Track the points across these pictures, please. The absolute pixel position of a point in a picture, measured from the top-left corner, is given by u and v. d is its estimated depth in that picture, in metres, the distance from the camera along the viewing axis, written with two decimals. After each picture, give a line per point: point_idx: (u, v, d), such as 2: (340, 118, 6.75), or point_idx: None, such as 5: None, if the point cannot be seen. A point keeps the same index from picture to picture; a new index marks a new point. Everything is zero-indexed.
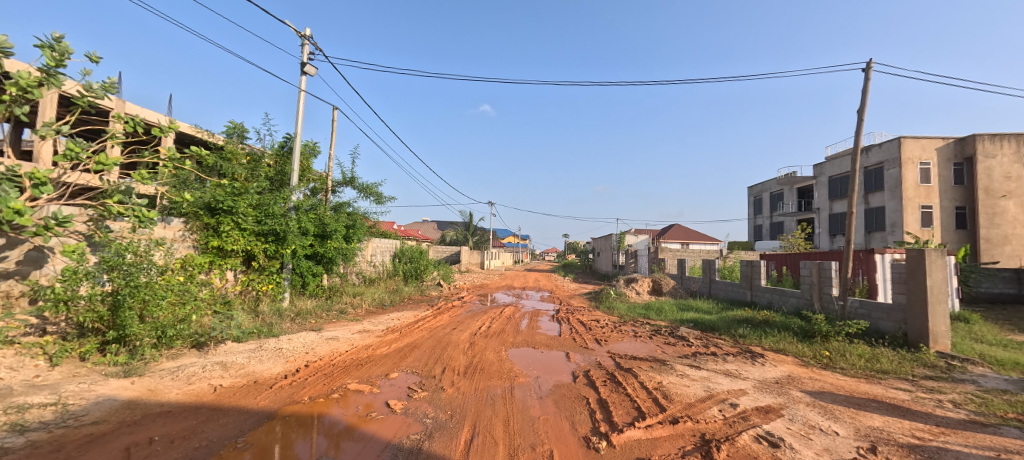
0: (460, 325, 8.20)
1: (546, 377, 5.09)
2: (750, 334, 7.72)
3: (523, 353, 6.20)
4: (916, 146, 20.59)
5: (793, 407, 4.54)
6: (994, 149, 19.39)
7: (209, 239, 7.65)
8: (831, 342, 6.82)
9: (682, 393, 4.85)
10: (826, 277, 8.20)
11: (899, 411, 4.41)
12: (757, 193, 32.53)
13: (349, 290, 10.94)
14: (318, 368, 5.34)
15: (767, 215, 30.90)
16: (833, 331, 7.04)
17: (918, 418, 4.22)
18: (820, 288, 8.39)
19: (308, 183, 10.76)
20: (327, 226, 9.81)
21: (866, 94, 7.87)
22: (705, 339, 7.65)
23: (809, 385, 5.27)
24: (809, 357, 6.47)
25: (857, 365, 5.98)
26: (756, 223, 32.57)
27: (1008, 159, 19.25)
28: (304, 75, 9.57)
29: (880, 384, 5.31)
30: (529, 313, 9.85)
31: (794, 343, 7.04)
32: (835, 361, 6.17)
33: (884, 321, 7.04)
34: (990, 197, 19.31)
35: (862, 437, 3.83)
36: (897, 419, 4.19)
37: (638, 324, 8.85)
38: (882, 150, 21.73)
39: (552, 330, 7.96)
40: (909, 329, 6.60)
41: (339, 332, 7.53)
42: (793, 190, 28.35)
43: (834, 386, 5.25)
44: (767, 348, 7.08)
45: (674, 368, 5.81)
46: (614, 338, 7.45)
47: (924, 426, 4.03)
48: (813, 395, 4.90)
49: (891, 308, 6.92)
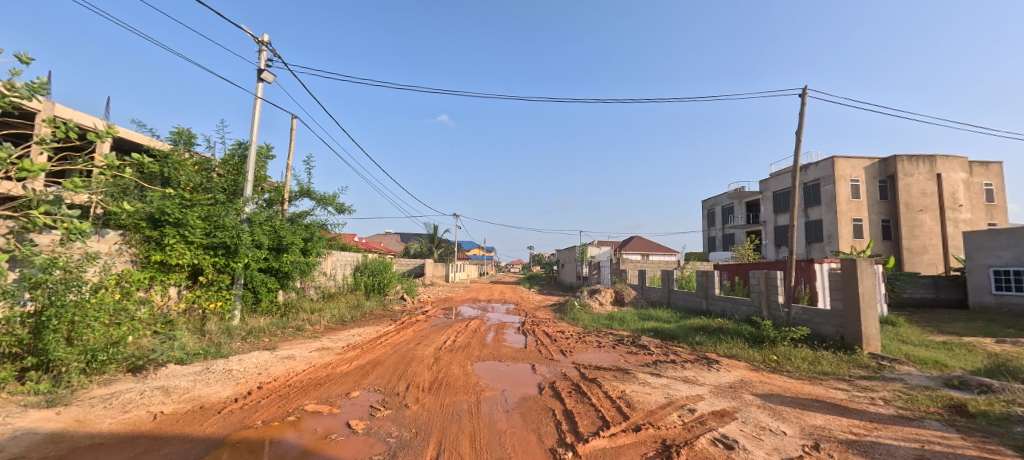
0: (425, 340, 8.03)
1: (512, 390, 5.10)
2: (706, 341, 8.09)
3: (488, 366, 6.17)
4: (847, 165, 22.53)
5: (745, 410, 4.79)
6: (912, 169, 21.57)
7: (151, 253, 7.14)
8: (779, 347, 7.26)
9: (644, 401, 4.99)
10: (772, 285, 8.75)
11: (839, 409, 4.76)
12: (710, 206, 34.21)
13: (307, 306, 10.45)
14: (272, 390, 5.06)
15: (720, 227, 32.51)
16: (779, 336, 7.49)
17: (854, 415, 4.58)
18: (767, 295, 8.94)
19: (262, 193, 10.29)
20: (283, 239, 9.39)
21: (802, 116, 8.59)
22: (665, 347, 7.91)
23: (759, 388, 5.58)
24: (759, 362, 6.86)
25: (802, 368, 6.41)
26: (710, 235, 34.25)
27: (923, 177, 21.49)
28: (261, 82, 9.23)
29: (821, 385, 5.71)
30: (495, 326, 9.83)
31: (746, 349, 7.43)
32: (783, 365, 6.58)
33: (824, 325, 7.57)
34: (911, 211, 21.38)
35: (806, 435, 4.10)
36: (837, 417, 4.51)
37: (602, 334, 9.03)
38: (818, 167, 23.59)
39: (518, 342, 7.98)
40: (845, 333, 7.14)
41: (295, 350, 7.18)
42: (743, 204, 30.08)
43: (782, 388, 5.59)
44: (722, 354, 7.43)
45: (637, 377, 5.98)
46: (579, 348, 7.57)
47: (860, 422, 4.38)
48: (763, 397, 5.20)
49: (829, 314, 7.47)
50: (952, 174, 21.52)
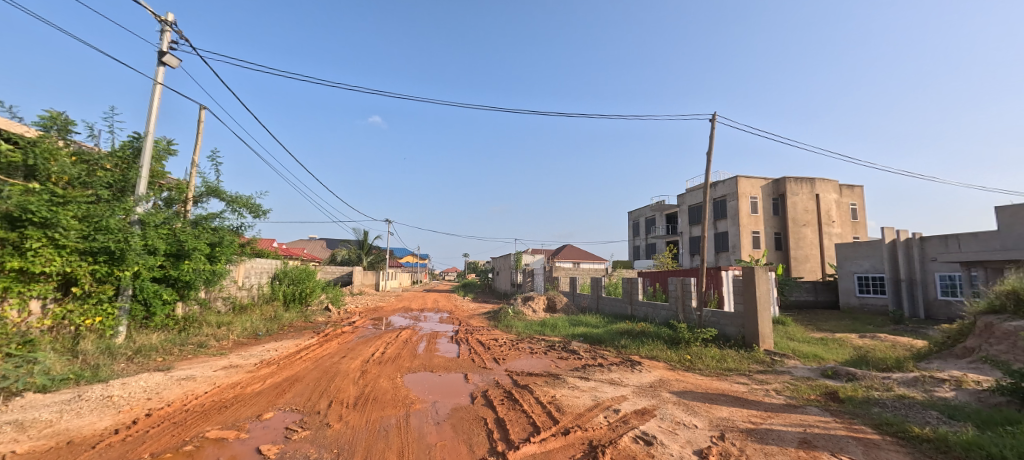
0: (351, 353, 7.60)
1: (444, 401, 4.99)
2: (630, 344, 8.57)
3: (419, 377, 5.99)
4: (749, 183, 25.30)
5: (663, 407, 5.14)
6: (797, 189, 24.82)
7: (8, 259, 5.98)
8: (692, 347, 7.91)
9: (573, 404, 5.15)
10: (687, 291, 9.51)
11: (740, 401, 5.28)
12: (635, 217, 36.50)
13: (213, 319, 9.41)
14: (165, 417, 4.47)
15: (643, 237, 34.78)
16: (693, 337, 8.16)
17: (752, 406, 5.11)
18: (683, 300, 9.69)
19: (159, 191, 9.12)
20: (184, 244, 8.38)
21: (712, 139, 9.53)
22: (593, 351, 8.26)
23: (675, 386, 6.03)
24: (675, 361, 7.41)
25: (711, 365, 7.03)
26: (634, 245, 36.52)
27: (805, 197, 24.83)
28: (162, 66, 8.25)
29: (727, 380, 6.31)
30: (427, 335, 9.59)
31: (664, 350, 7.99)
32: (695, 364, 7.16)
33: (729, 326, 8.38)
34: (796, 226, 24.58)
35: (714, 426, 4.50)
36: (739, 409, 5.01)
37: (534, 341, 9.20)
38: (725, 185, 26.23)
39: (451, 352, 7.85)
40: (746, 332, 7.97)
41: (195, 370, 6.41)
42: (664, 216, 32.49)
43: (694, 385, 6.08)
44: (644, 356, 7.92)
45: (566, 381, 6.16)
46: (511, 356, 7.64)
47: (757, 412, 4.90)
48: (678, 394, 5.62)
49: (732, 316, 8.30)
50: (828, 194, 25.10)
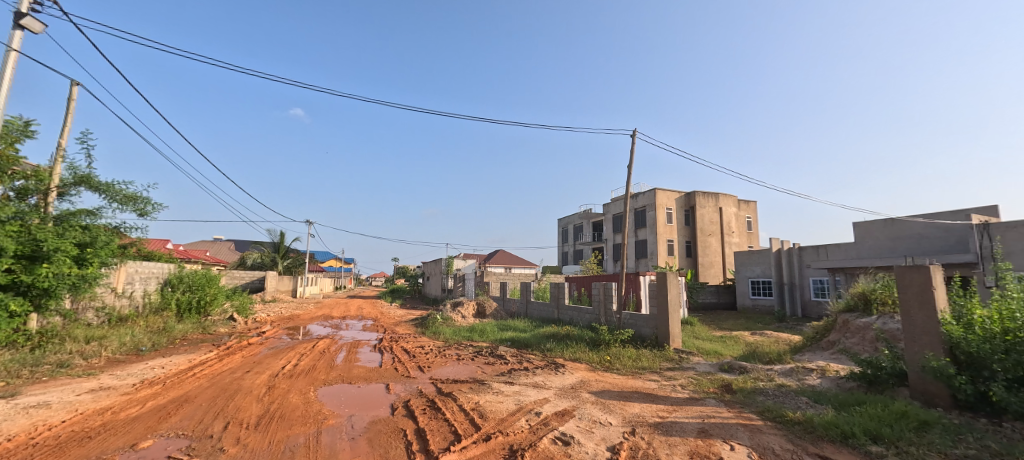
0: (258, 367, 6.98)
1: (361, 414, 4.78)
2: (555, 347, 8.85)
3: (336, 390, 5.68)
4: (665, 195, 27.45)
5: (582, 407, 5.38)
6: (704, 202, 27.52)
7: None
8: (612, 348, 8.38)
9: (496, 410, 5.20)
10: (609, 295, 10.04)
11: (651, 398, 5.70)
12: (563, 224, 37.85)
13: (81, 334, 8.10)
14: (4, 455, 3.76)
15: (571, 243, 36.21)
16: (613, 339, 8.65)
17: (661, 401, 5.54)
18: (605, 304, 10.21)
19: (11, 180, 7.67)
20: (42, 245, 7.12)
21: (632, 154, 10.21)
22: (520, 356, 8.40)
23: (594, 386, 6.34)
24: (596, 362, 7.80)
25: (628, 365, 7.50)
26: (563, 250, 37.86)
27: (710, 210, 27.62)
28: (21, 31, 7.01)
29: (641, 378, 6.78)
30: (348, 345, 9.11)
31: (587, 352, 8.37)
32: (614, 364, 7.59)
33: (644, 327, 9.01)
34: (704, 235, 27.22)
35: (627, 423, 4.81)
36: (649, 404, 5.40)
37: (462, 347, 9.15)
38: (645, 196, 28.20)
39: (373, 361, 7.54)
40: (659, 333, 8.62)
41: (53, 395, 5.47)
42: (590, 223, 34.10)
43: (612, 384, 6.44)
44: (567, 358, 8.23)
45: (491, 386, 6.20)
46: (437, 363, 7.53)
47: (664, 406, 5.33)
48: (596, 394, 5.92)
49: (647, 318, 8.93)
50: (730, 207, 28.12)
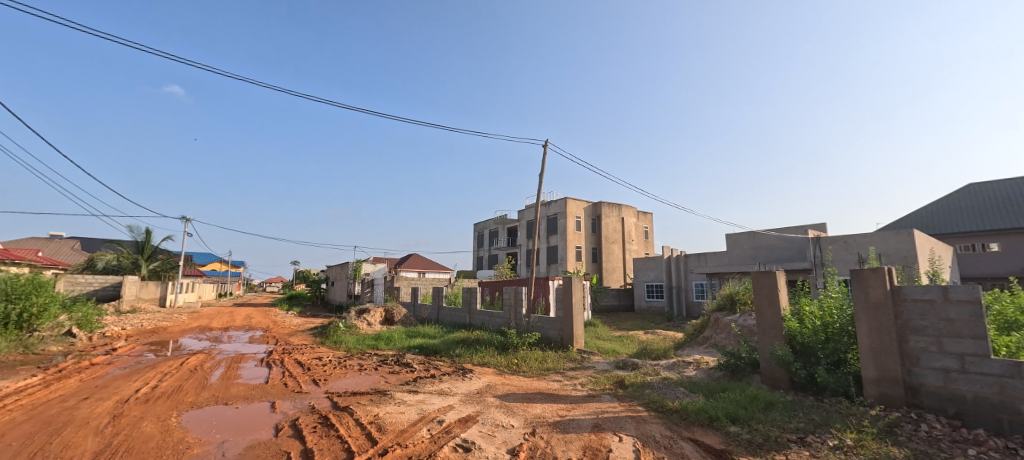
0: (104, 392, 5.86)
1: (236, 439, 4.26)
2: (464, 353, 8.81)
3: (208, 414, 4.99)
4: (574, 204, 29.04)
5: (486, 411, 5.41)
6: (609, 212, 29.72)
7: None
8: (519, 351, 8.59)
9: (396, 421, 5.00)
10: (519, 299, 10.27)
11: (552, 397, 5.94)
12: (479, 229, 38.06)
13: None
14: None
15: (486, 248, 36.54)
16: (521, 342, 8.88)
17: (561, 400, 5.80)
18: (515, 308, 10.41)
19: None
20: None
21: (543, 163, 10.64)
22: (427, 363, 8.21)
23: (500, 389, 6.42)
24: (504, 365, 7.92)
25: (534, 367, 7.73)
26: (477, 255, 38.01)
27: (614, 219, 29.89)
28: None
29: (545, 379, 7.03)
30: (228, 360, 8.09)
31: (495, 356, 8.47)
32: (520, 366, 7.78)
33: (551, 330, 9.39)
34: (608, 242, 29.31)
35: (527, 424, 4.94)
36: (550, 404, 5.62)
37: (365, 356, 8.67)
38: (557, 204, 29.52)
39: (258, 377, 6.79)
40: (563, 335, 9.04)
41: None
42: (505, 228, 34.74)
43: (517, 386, 6.59)
44: (476, 363, 8.24)
45: (393, 397, 5.96)
46: (335, 375, 7.03)
47: (564, 405, 5.58)
48: (501, 397, 6.00)
49: (553, 321, 9.32)
50: (631, 217, 30.70)
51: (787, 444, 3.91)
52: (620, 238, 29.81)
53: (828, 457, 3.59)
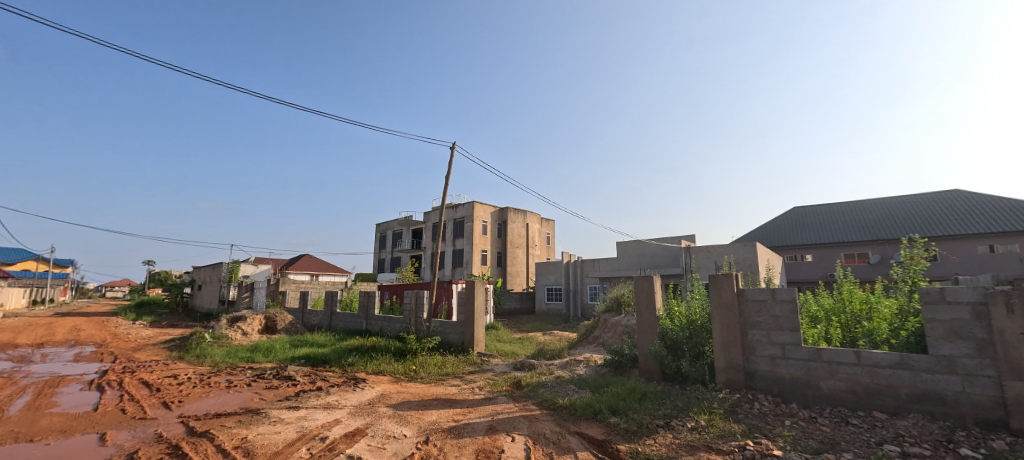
0: None
1: None
2: (357, 361, 8.24)
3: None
4: (482, 208, 29.26)
5: (376, 423, 5.08)
6: (515, 217, 30.61)
7: None
8: (418, 357, 8.31)
9: (269, 443, 4.43)
10: (420, 303, 9.94)
11: (448, 403, 5.83)
12: (381, 230, 36.30)
13: None
14: None
15: (388, 250, 34.99)
16: (419, 347, 8.61)
17: (457, 405, 5.72)
18: (415, 313, 10.03)
19: None
20: None
21: (450, 165, 10.49)
22: (313, 374, 7.49)
23: (394, 398, 6.11)
24: (400, 373, 7.57)
25: (432, 372, 7.53)
26: (379, 257, 36.22)
27: (519, 224, 30.85)
28: None
29: (443, 384, 6.88)
30: (41, 385, 6.45)
31: (391, 363, 8.07)
32: (418, 373, 7.51)
33: (452, 334, 9.26)
34: (513, 247, 30.10)
35: (421, 432, 4.75)
36: (446, 410, 5.50)
37: (237, 371, 7.61)
38: (464, 207, 29.45)
39: (84, 404, 5.52)
40: (464, 338, 8.98)
41: None
42: (410, 230, 33.65)
43: (413, 394, 6.33)
44: (369, 372, 7.75)
45: (268, 415, 5.29)
46: (195, 395, 6.02)
47: (460, 409, 5.50)
48: (394, 407, 5.70)
49: (455, 324, 9.21)
50: (534, 224, 31.97)
51: (656, 429, 4.34)
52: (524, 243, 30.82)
53: (687, 437, 4.07)
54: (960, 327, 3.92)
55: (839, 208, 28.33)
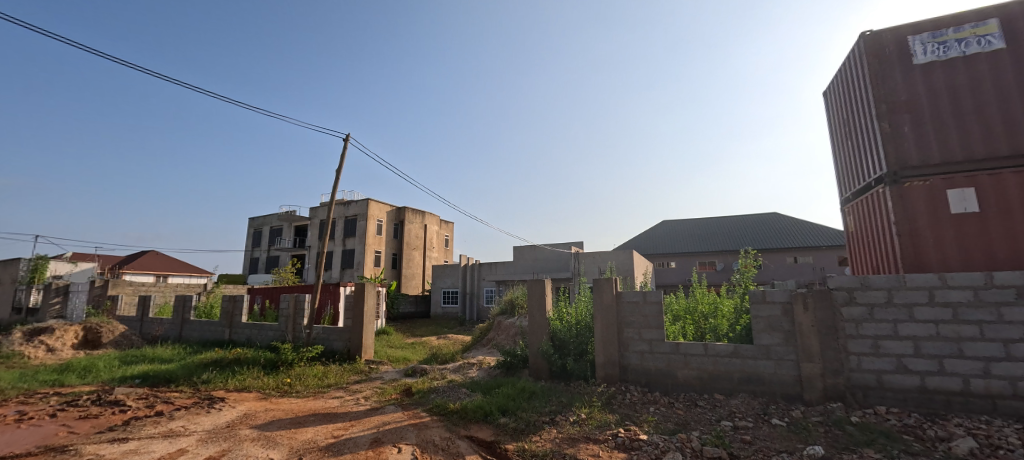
0: None
1: None
2: (215, 377, 7.09)
3: None
4: (377, 207, 27.73)
5: (236, 448, 4.39)
6: (413, 217, 29.74)
7: None
8: (294, 369, 7.48)
9: None
10: (299, 309, 8.95)
11: (328, 417, 5.32)
12: (257, 226, 32.18)
13: None
14: None
15: (264, 249, 31.16)
16: (296, 357, 7.77)
17: (337, 419, 5.25)
18: (294, 319, 9.00)
19: None
20: None
21: (342, 158, 9.67)
22: (153, 397, 6.22)
23: (261, 417, 5.37)
24: (271, 388, 6.70)
25: (310, 385, 6.81)
26: (252, 257, 32.02)
27: (417, 225, 30.01)
28: None
29: (322, 398, 6.27)
30: None
31: (260, 378, 7.11)
32: (293, 386, 6.73)
33: (336, 341, 8.53)
34: (410, 248, 29.10)
35: (292, 454, 4.23)
36: (324, 426, 5.00)
37: (37, 400, 5.96)
38: (358, 205, 27.59)
39: None
40: (350, 345, 8.34)
41: None
42: (292, 227, 30.39)
43: (285, 411, 5.63)
44: (231, 388, 6.71)
45: (81, 452, 4.22)
46: None
47: (341, 424, 5.05)
48: (260, 427, 5.00)
49: (340, 331, 8.50)
50: (433, 226, 31.40)
51: (542, 425, 4.51)
52: (421, 244, 30.02)
53: (569, 431, 4.30)
54: (773, 322, 4.83)
55: (697, 222, 33.15)
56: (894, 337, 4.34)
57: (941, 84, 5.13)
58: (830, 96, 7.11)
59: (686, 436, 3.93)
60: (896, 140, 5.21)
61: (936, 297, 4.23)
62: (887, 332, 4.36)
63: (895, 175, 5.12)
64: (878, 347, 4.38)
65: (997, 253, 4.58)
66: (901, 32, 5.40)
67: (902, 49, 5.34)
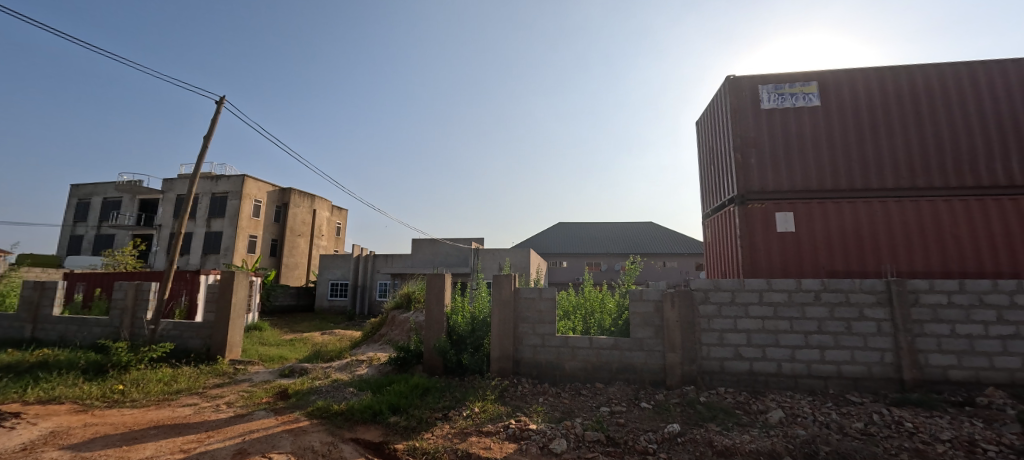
0: None
1: None
2: (7, 385, 5.52)
3: None
4: (255, 186, 24.38)
5: None
6: (299, 201, 26.83)
7: None
8: (130, 373, 6.22)
9: None
10: (141, 300, 7.43)
11: (176, 429, 4.52)
12: (83, 196, 25.94)
13: None
14: None
15: (93, 224, 25.28)
16: (134, 359, 6.47)
17: (189, 430, 4.49)
18: (132, 313, 7.44)
19: None
20: None
21: (214, 125, 8.25)
22: None
23: (77, 435, 4.32)
24: (93, 397, 5.43)
25: (152, 392, 5.71)
26: (73, 234, 25.74)
27: (303, 210, 27.17)
28: None
29: (169, 406, 5.30)
30: None
31: (78, 385, 5.75)
32: (127, 394, 5.57)
33: (192, 339, 7.30)
34: (292, 235, 26.23)
35: None
36: (170, 440, 4.23)
37: None
38: (229, 181, 23.93)
39: None
40: (211, 343, 7.22)
41: None
42: (135, 201, 25.13)
43: (114, 425, 4.62)
44: (32, 399, 5.28)
45: None
46: None
47: (193, 436, 4.34)
48: (76, 448, 4.02)
49: (198, 327, 7.29)
50: (322, 211, 28.79)
51: (434, 422, 4.45)
52: (306, 231, 27.28)
53: (461, 425, 4.34)
54: (647, 318, 5.47)
55: (587, 226, 35.95)
56: (734, 330, 5.25)
57: (777, 128, 6.37)
58: (700, 125, 8.26)
59: (570, 423, 4.24)
60: (745, 169, 6.30)
61: (764, 298, 5.23)
62: (730, 326, 5.26)
63: (742, 198, 6.18)
64: (722, 338, 5.27)
65: (805, 265, 5.85)
66: (755, 81, 6.54)
67: (755, 95, 6.48)
